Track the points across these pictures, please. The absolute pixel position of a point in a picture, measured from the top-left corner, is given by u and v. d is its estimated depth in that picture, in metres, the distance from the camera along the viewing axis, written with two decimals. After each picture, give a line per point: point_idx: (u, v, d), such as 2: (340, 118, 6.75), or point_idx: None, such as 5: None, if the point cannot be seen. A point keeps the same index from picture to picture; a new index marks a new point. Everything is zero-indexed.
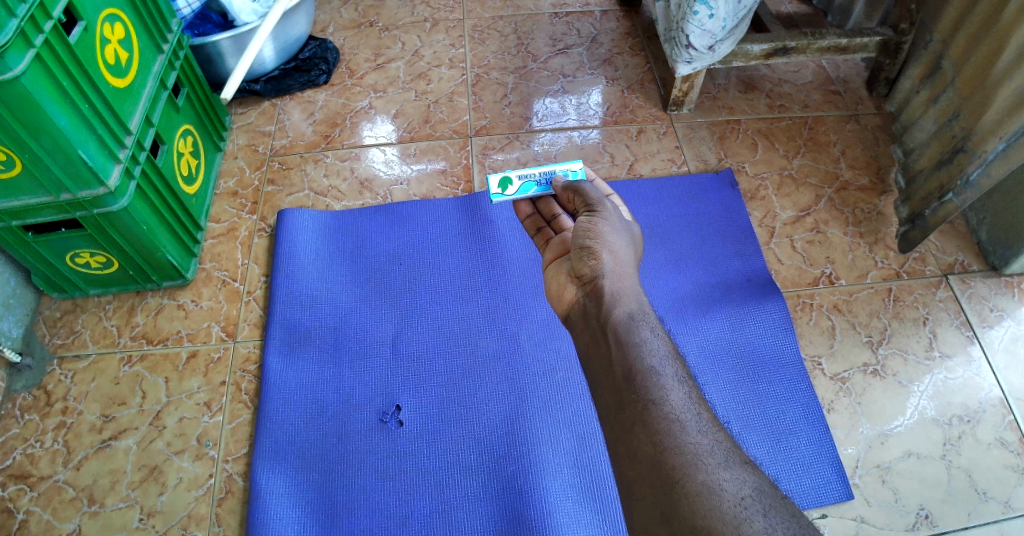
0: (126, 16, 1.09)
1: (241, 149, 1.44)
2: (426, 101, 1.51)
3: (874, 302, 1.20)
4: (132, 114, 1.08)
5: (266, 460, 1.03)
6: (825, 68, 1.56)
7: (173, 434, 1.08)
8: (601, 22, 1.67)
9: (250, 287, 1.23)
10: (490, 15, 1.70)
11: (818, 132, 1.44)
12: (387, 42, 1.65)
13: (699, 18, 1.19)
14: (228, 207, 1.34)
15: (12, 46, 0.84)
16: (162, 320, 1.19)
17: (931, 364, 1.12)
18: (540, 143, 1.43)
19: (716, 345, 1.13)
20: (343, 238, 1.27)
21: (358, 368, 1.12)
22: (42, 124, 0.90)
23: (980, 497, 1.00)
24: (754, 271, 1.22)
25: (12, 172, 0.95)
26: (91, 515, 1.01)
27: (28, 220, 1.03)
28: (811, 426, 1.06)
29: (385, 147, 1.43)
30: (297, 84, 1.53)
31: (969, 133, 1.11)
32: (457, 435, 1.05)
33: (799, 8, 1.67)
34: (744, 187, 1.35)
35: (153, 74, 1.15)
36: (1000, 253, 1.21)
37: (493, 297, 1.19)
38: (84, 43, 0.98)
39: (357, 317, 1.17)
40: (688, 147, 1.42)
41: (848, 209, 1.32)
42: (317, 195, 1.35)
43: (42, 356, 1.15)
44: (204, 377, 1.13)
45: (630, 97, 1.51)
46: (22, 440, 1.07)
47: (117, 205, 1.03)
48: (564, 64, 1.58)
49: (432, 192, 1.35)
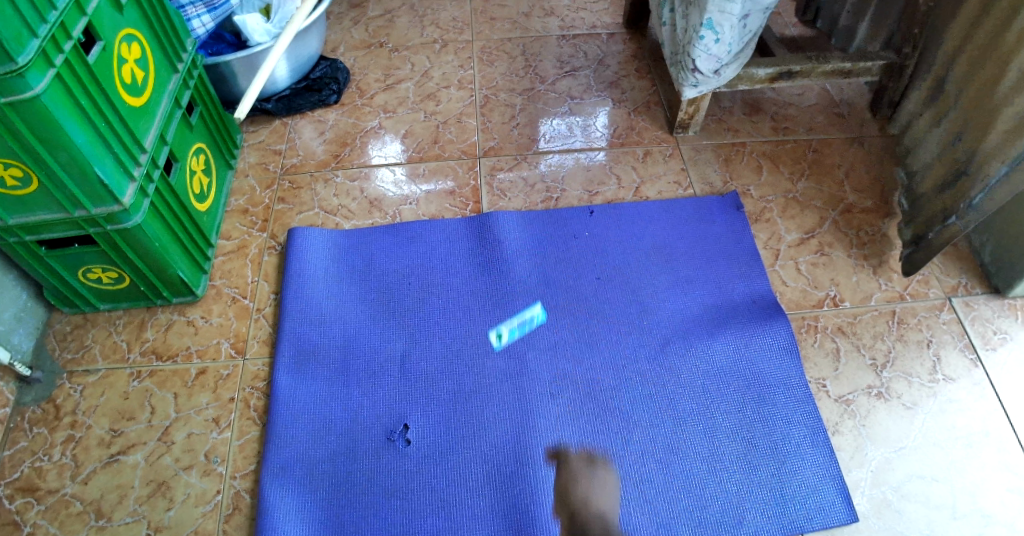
0: (142, 35, 1.12)
1: (252, 167, 1.46)
2: (435, 122, 1.54)
3: (878, 324, 1.21)
4: (147, 132, 1.10)
5: (274, 476, 1.04)
6: (829, 92, 1.58)
7: (181, 450, 1.08)
8: (608, 45, 1.70)
9: (260, 305, 1.24)
10: (499, 37, 1.73)
11: (823, 155, 1.46)
12: (397, 62, 1.68)
13: (705, 43, 1.21)
14: (239, 225, 1.36)
15: (32, 65, 0.86)
16: (172, 336, 1.20)
17: (935, 387, 1.13)
18: (548, 164, 1.45)
19: (721, 364, 1.14)
20: (354, 257, 1.28)
21: (367, 387, 1.12)
22: (61, 141, 0.92)
23: (985, 520, 1.00)
24: (759, 293, 1.23)
25: (27, 189, 0.96)
26: (97, 530, 1.01)
27: (41, 236, 1.04)
28: (817, 449, 1.06)
29: (395, 167, 1.45)
30: (308, 104, 1.56)
31: (973, 154, 1.13)
32: (463, 454, 1.05)
33: (802, 32, 1.70)
34: (750, 209, 1.37)
35: (168, 93, 1.18)
36: (1003, 275, 1.22)
37: (501, 316, 1.20)
38: (103, 63, 1.00)
39: (366, 335, 1.18)
40: (693, 168, 1.44)
41: (851, 231, 1.33)
42: (327, 214, 1.37)
43: (53, 370, 1.17)
44: (213, 392, 1.14)
45: (637, 119, 1.53)
46: (31, 454, 1.08)
47: (131, 221, 1.05)
48: (571, 86, 1.60)
49: (441, 212, 1.37)
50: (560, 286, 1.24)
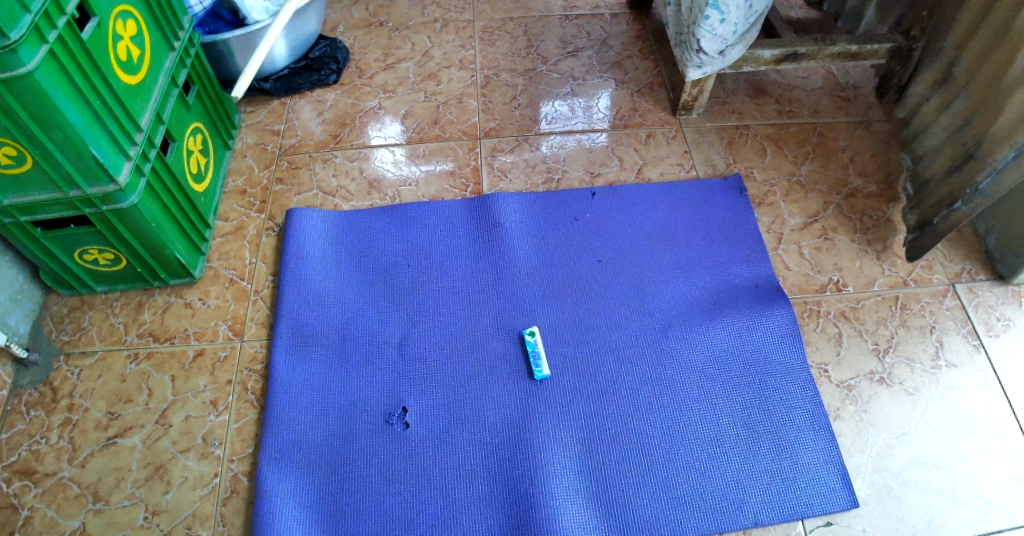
0: (138, 12, 1.09)
1: (250, 148, 1.44)
2: (435, 102, 1.51)
3: (881, 309, 1.19)
4: (143, 111, 1.08)
5: (272, 459, 1.03)
6: (835, 74, 1.56)
7: (179, 432, 1.08)
8: (611, 25, 1.67)
9: (258, 286, 1.23)
10: (500, 16, 1.70)
11: (828, 138, 1.44)
12: (397, 41, 1.65)
13: (710, 23, 1.18)
14: (236, 206, 1.34)
15: (25, 41, 0.83)
16: (169, 318, 1.19)
17: (937, 373, 1.12)
18: (549, 146, 1.43)
19: (723, 349, 1.13)
20: (352, 239, 1.27)
21: (366, 370, 1.11)
22: (55, 119, 0.90)
23: (985, 506, 1.00)
24: (762, 278, 1.21)
25: (22, 167, 0.94)
26: (95, 512, 1.01)
27: (37, 216, 1.03)
28: (819, 435, 1.05)
29: (394, 148, 1.43)
30: (307, 83, 1.53)
31: (980, 140, 1.11)
32: (463, 438, 1.04)
33: (808, 13, 1.68)
34: (754, 193, 1.35)
35: (165, 71, 1.15)
36: (1008, 262, 1.20)
37: (501, 299, 1.19)
38: (97, 39, 0.98)
39: (365, 318, 1.17)
40: (697, 151, 1.42)
41: (856, 216, 1.31)
42: (325, 195, 1.35)
43: (49, 352, 1.15)
44: (210, 375, 1.13)
45: (640, 100, 1.51)
46: (28, 436, 1.07)
47: (127, 201, 1.03)
48: (574, 67, 1.58)
49: (441, 194, 1.35)
50: (561, 269, 1.22)
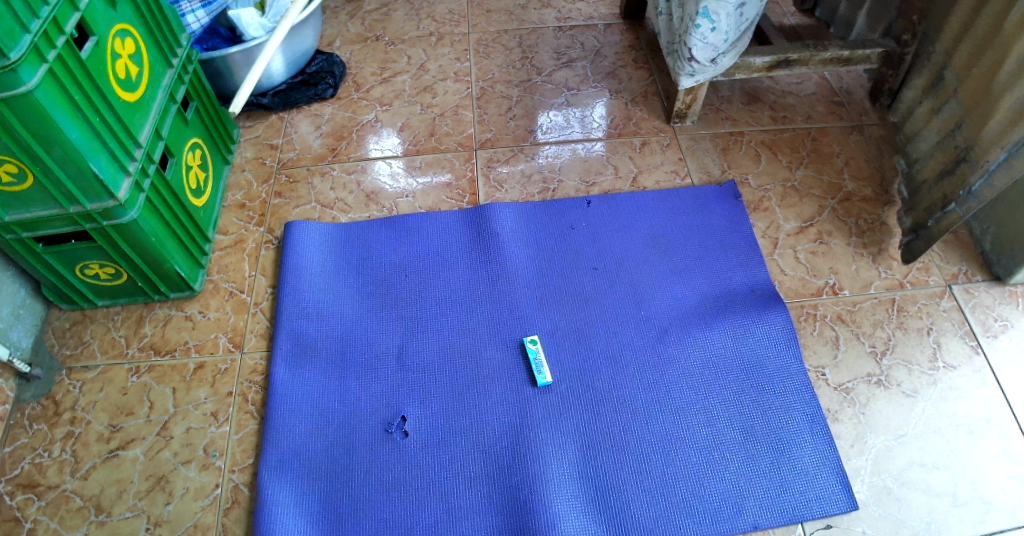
0: (136, 30, 1.12)
1: (249, 162, 1.46)
2: (431, 114, 1.53)
3: (878, 311, 1.20)
4: (142, 127, 1.10)
5: (272, 469, 1.04)
6: (828, 80, 1.57)
7: (180, 444, 1.09)
8: (605, 35, 1.69)
9: (257, 298, 1.24)
10: (495, 29, 1.72)
11: (822, 143, 1.45)
12: (393, 55, 1.67)
13: (701, 32, 1.20)
14: (236, 219, 1.35)
15: (25, 60, 0.85)
16: (170, 331, 1.20)
17: (935, 374, 1.12)
18: (545, 156, 1.44)
19: (720, 353, 1.13)
20: (350, 250, 1.28)
21: (365, 379, 1.12)
22: (56, 137, 0.91)
23: (986, 507, 1.00)
24: (758, 282, 1.22)
25: (23, 185, 0.96)
26: (97, 524, 1.02)
27: (39, 232, 1.04)
28: (816, 437, 1.05)
29: (391, 160, 1.45)
30: (304, 98, 1.55)
31: (972, 144, 1.12)
32: (461, 446, 1.05)
33: (800, 20, 1.69)
34: (749, 198, 1.36)
35: (164, 88, 1.17)
36: (1004, 263, 1.21)
37: (498, 307, 1.20)
38: (96, 57, 1.00)
39: (363, 328, 1.18)
40: (692, 158, 1.43)
41: (851, 219, 1.32)
42: (323, 208, 1.37)
43: (51, 366, 1.17)
44: (211, 387, 1.14)
45: (634, 109, 1.52)
46: (30, 449, 1.08)
47: (127, 216, 1.05)
48: (568, 77, 1.60)
49: (438, 204, 1.36)
50: (557, 277, 1.23)
